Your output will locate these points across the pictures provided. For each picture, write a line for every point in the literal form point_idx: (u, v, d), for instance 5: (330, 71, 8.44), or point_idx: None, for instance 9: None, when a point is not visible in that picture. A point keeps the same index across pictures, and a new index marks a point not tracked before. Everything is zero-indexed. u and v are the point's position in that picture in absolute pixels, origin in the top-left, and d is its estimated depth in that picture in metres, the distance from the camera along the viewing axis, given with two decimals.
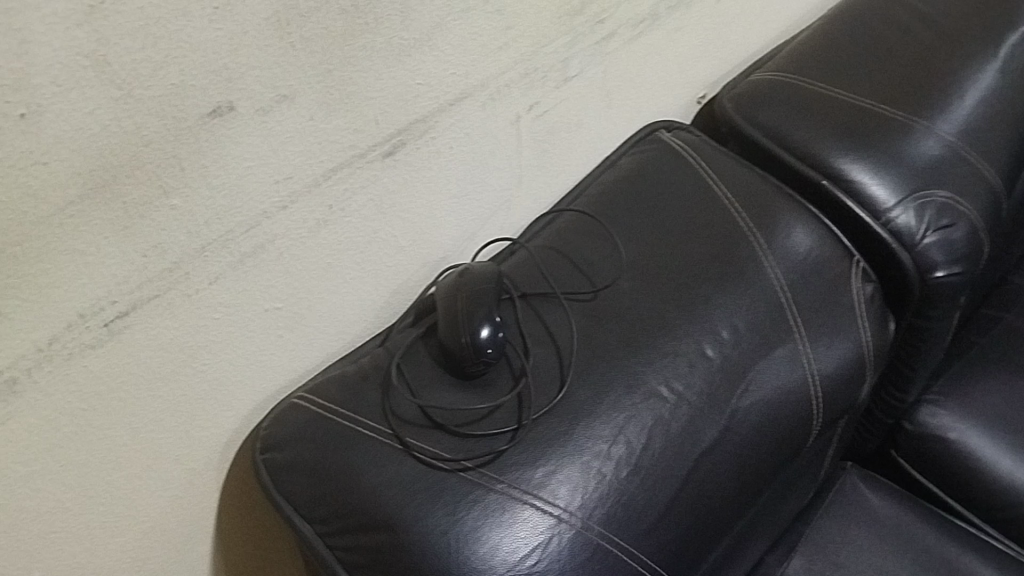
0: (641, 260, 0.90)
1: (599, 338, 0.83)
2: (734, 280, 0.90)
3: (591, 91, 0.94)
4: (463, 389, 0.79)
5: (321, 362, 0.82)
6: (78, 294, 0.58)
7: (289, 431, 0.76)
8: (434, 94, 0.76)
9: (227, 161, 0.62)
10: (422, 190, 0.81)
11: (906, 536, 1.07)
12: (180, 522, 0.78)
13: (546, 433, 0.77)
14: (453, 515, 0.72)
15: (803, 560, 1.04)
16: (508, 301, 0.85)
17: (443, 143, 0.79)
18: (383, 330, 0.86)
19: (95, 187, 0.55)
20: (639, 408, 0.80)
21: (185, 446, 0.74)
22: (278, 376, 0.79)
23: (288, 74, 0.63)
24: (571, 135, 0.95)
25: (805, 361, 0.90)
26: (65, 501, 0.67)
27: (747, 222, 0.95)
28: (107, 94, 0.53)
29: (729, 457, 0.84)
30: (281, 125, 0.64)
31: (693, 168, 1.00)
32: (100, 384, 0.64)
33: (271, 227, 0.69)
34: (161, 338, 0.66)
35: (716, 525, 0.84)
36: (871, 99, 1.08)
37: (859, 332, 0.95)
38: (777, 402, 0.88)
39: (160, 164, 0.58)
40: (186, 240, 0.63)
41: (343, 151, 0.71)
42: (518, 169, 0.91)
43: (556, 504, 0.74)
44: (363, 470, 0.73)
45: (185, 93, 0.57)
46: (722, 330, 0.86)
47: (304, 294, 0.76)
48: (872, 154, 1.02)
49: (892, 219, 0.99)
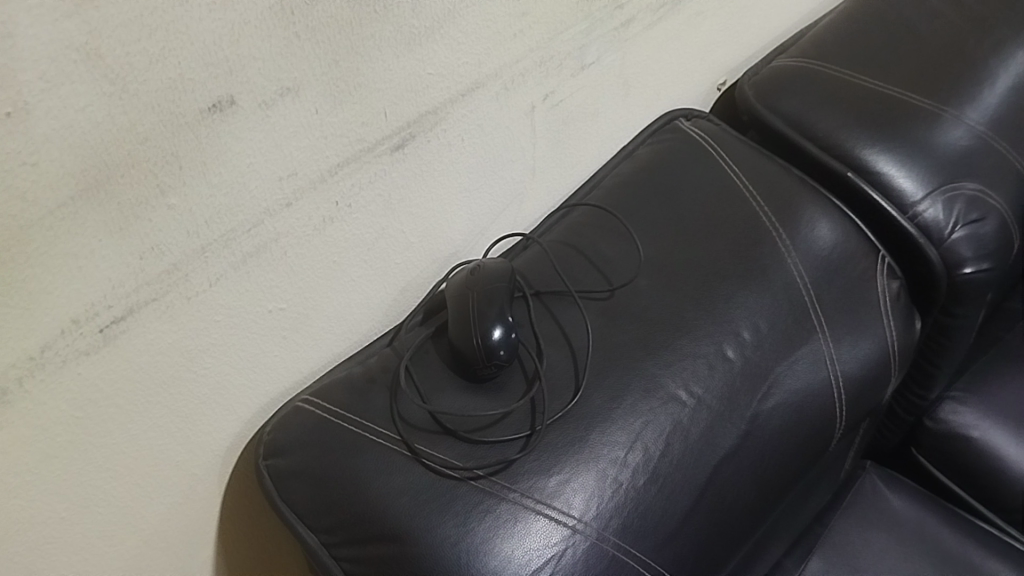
0: (658, 257, 0.86)
1: (615, 339, 0.80)
2: (755, 277, 0.87)
3: (608, 80, 0.90)
4: (474, 393, 0.76)
5: (327, 363, 0.80)
6: (71, 300, 0.55)
7: (293, 437, 0.73)
8: (445, 84, 0.72)
9: (229, 158, 0.59)
10: (432, 184, 0.77)
11: (926, 539, 1.04)
12: (181, 529, 0.75)
13: (561, 438, 0.74)
14: (463, 526, 0.69)
15: (820, 563, 1.02)
16: (521, 300, 0.82)
17: (455, 135, 0.76)
18: (391, 328, 0.83)
19: (88, 188, 0.52)
20: (657, 413, 0.77)
21: (186, 452, 0.71)
22: (283, 378, 0.76)
23: (293, 66, 0.59)
24: (587, 125, 0.91)
25: (829, 362, 0.87)
26: (61, 510, 0.64)
27: (768, 217, 0.92)
28: (100, 89, 0.50)
29: (749, 462, 0.81)
30: (284, 119, 0.61)
31: (713, 159, 0.96)
32: (96, 391, 0.61)
33: (274, 226, 0.66)
34: (159, 342, 0.63)
35: (735, 533, 0.81)
36: (898, 85, 1.03)
37: (884, 331, 0.92)
38: (800, 405, 0.85)
39: (158, 163, 0.55)
40: (185, 241, 0.60)
41: (350, 145, 0.67)
42: (532, 161, 0.87)
43: (571, 515, 0.71)
44: (370, 479, 0.71)
45: (184, 87, 0.53)
46: (744, 331, 0.83)
47: (309, 294, 0.72)
48: (900, 144, 0.98)
49: (919, 213, 0.95)
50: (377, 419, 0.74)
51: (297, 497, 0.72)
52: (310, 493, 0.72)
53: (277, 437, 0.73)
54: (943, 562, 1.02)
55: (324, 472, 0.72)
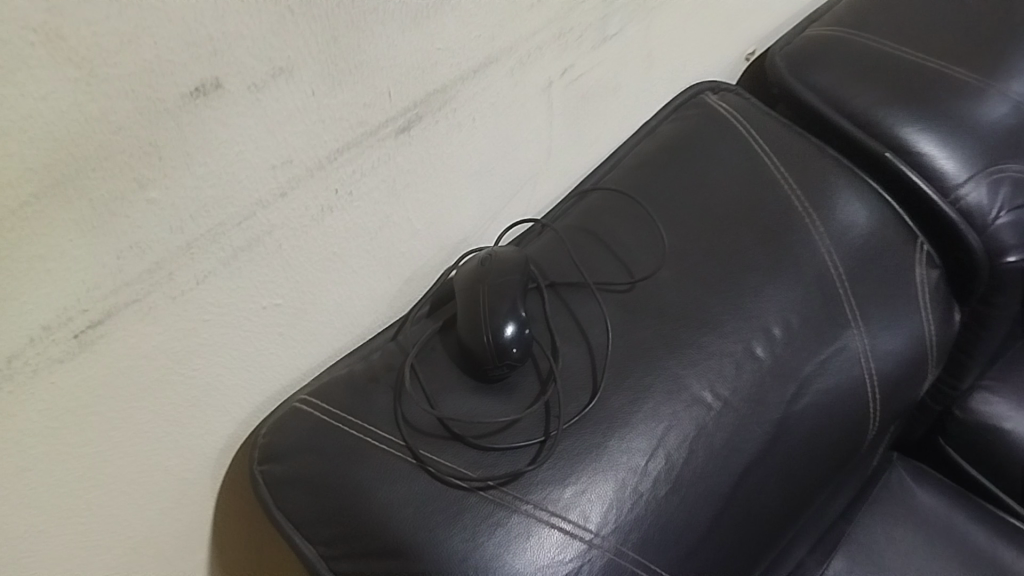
0: (682, 246, 0.81)
1: (635, 336, 0.75)
2: (786, 267, 0.81)
3: (631, 52, 0.84)
4: (484, 395, 0.71)
5: (328, 358, 0.75)
6: (41, 305, 0.50)
7: (292, 441, 0.68)
8: (455, 61, 0.66)
9: (216, 147, 0.53)
10: (441, 168, 0.71)
11: (956, 537, 0.99)
12: (173, 534, 0.71)
13: (577, 445, 0.69)
14: (471, 541, 0.64)
15: (844, 562, 0.97)
16: (535, 292, 0.77)
17: (465, 115, 0.70)
18: (396, 321, 0.78)
19: (55, 185, 0.47)
20: (681, 417, 0.71)
21: (176, 457, 0.66)
22: (280, 375, 0.71)
23: (286, 44, 0.53)
24: (607, 101, 0.85)
25: (864, 359, 0.81)
26: (40, 523, 0.60)
27: (801, 201, 0.85)
28: (65, 74, 0.44)
29: (775, 467, 0.76)
30: (277, 102, 0.55)
31: (741, 137, 0.89)
32: (73, 400, 0.56)
33: (269, 218, 0.60)
34: (144, 346, 0.58)
35: (759, 541, 0.77)
36: (940, 57, 0.96)
37: (922, 324, 0.86)
38: (831, 405, 0.79)
39: (134, 154, 0.49)
40: (168, 238, 0.54)
41: (351, 129, 0.61)
42: (548, 141, 0.81)
43: (587, 528, 0.66)
44: (375, 486, 0.66)
45: (161, 71, 0.48)
46: (774, 327, 0.77)
47: (307, 288, 0.67)
48: (942, 121, 0.90)
49: (961, 197, 0.88)
50: (382, 422, 0.69)
51: (295, 505, 0.68)
52: (309, 501, 0.67)
53: (275, 441, 0.69)
54: (973, 562, 0.97)
55: (325, 480, 0.67)
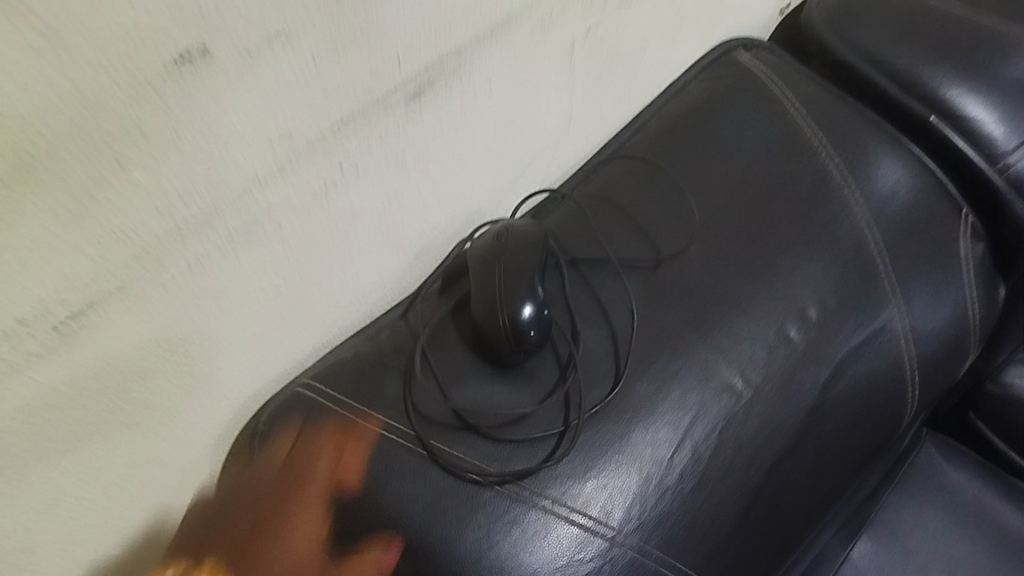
0: (712, 220, 0.75)
1: (660, 318, 0.70)
2: (823, 242, 0.75)
3: (660, 8, 0.77)
4: (500, 383, 0.67)
5: (331, 339, 0.70)
6: (14, 298, 0.45)
7: (291, 429, 0.63)
8: (472, 20, 0.60)
9: (207, 121, 0.48)
10: (453, 137, 0.66)
11: (989, 520, 0.95)
12: (169, 525, 0.67)
13: (598, 436, 0.65)
14: (485, 539, 0.60)
15: (870, 545, 0.93)
16: (554, 268, 0.72)
17: (481, 79, 0.64)
18: (405, 296, 0.74)
19: (25, 168, 0.41)
20: (708, 404, 0.67)
21: (170, 446, 0.62)
22: (281, 359, 0.66)
23: (283, 5, 0.47)
24: (633, 61, 0.79)
25: (904, 339, 0.76)
26: (25, 524, 0.55)
27: (840, 169, 0.79)
28: (30, 44, 0.38)
29: (807, 457, 0.71)
30: (274, 71, 0.50)
31: (774, 99, 0.83)
32: (56, 395, 0.51)
33: (266, 195, 0.55)
34: (132, 335, 0.53)
35: (788, 535, 0.72)
36: (990, 12, 0.89)
37: (965, 301, 0.81)
38: (868, 390, 0.75)
39: (114, 131, 0.44)
40: (155, 221, 0.49)
41: (357, 98, 0.56)
42: (569, 105, 0.76)
43: (609, 525, 0.62)
44: (386, 478, 0.62)
45: (142, 38, 0.42)
46: (810, 308, 0.72)
47: (310, 267, 0.62)
48: (992, 81, 0.83)
49: (1010, 165, 0.81)
50: (389, 413, 0.65)
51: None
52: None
53: (272, 429, 0.63)
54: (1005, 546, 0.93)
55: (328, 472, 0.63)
